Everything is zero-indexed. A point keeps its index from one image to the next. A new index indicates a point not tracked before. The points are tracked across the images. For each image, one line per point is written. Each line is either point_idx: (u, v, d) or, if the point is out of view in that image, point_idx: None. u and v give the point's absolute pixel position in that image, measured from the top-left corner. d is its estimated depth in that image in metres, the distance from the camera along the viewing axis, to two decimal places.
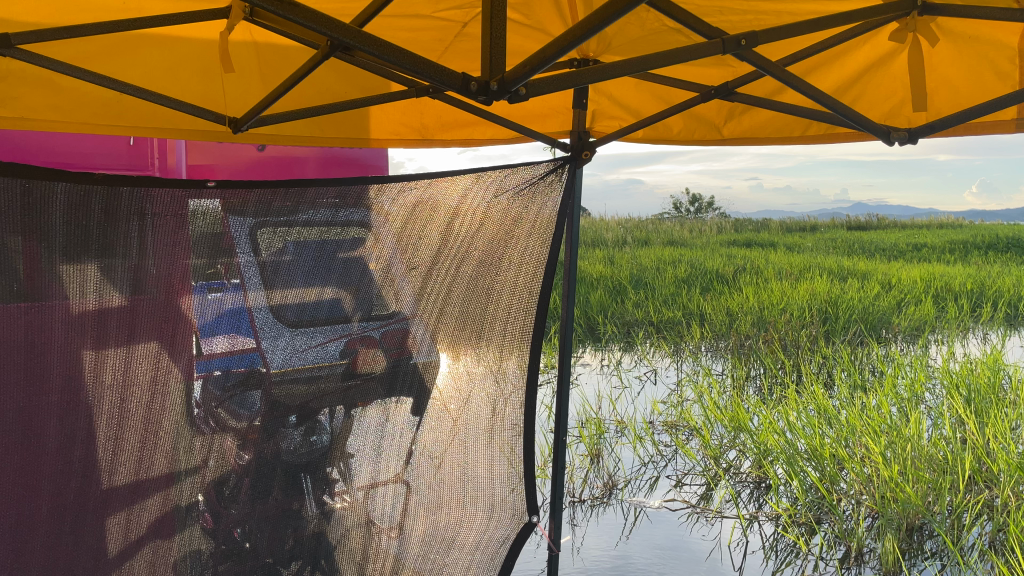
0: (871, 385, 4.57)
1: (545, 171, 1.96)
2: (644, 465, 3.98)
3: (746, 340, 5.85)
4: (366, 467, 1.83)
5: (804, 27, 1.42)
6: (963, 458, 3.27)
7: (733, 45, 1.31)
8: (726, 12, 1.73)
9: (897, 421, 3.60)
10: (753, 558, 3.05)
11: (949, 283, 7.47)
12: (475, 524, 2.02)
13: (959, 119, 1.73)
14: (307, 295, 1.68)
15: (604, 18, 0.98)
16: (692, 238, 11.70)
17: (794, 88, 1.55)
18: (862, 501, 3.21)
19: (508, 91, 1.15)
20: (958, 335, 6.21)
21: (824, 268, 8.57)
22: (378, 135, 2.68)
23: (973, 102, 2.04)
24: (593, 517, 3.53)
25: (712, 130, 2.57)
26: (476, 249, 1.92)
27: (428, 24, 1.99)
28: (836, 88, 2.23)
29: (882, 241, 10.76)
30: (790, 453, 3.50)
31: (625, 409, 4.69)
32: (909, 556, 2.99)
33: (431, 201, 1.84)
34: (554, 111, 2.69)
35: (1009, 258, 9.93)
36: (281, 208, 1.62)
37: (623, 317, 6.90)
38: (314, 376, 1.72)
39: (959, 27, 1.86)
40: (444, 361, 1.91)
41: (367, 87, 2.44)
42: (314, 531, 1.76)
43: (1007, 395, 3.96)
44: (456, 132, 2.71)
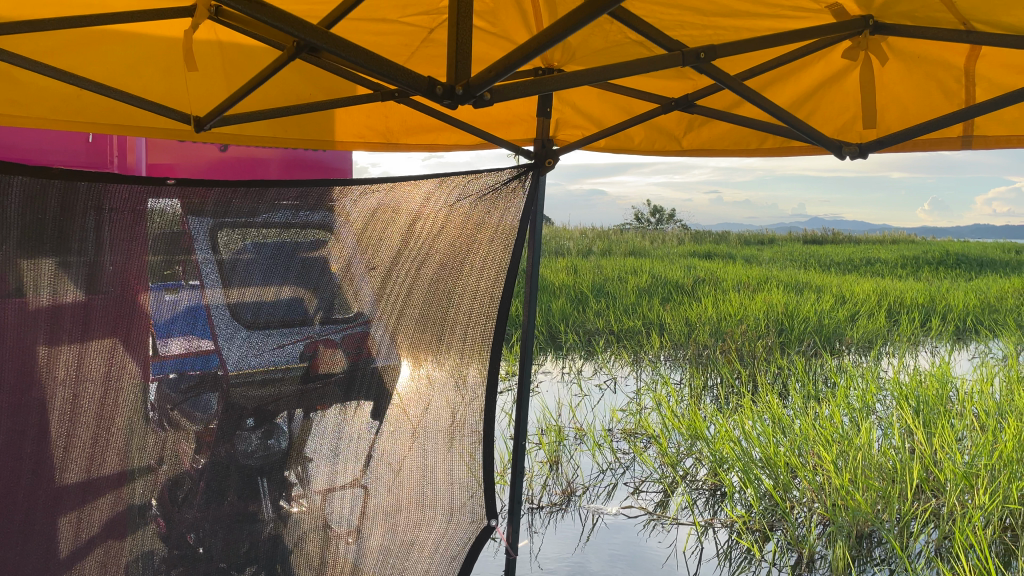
0: (824, 395, 4.66)
1: (508, 176, 1.97)
2: (603, 472, 4.01)
3: (704, 350, 5.93)
4: (324, 469, 1.82)
5: (762, 40, 1.46)
6: (911, 467, 3.35)
7: (692, 58, 1.34)
8: (686, 26, 1.75)
9: (848, 431, 3.68)
10: (708, 565, 3.08)
11: (900, 298, 7.66)
12: (434, 528, 2.03)
13: (907, 135, 1.80)
14: (265, 294, 1.67)
15: (567, 27, 1.00)
16: (653, 249, 11.84)
17: (751, 101, 1.59)
18: (814, 508, 3.28)
19: (474, 96, 1.17)
20: (910, 347, 6.37)
21: (780, 281, 8.73)
22: (343, 138, 2.68)
23: (921, 120, 2.10)
24: (551, 523, 3.54)
25: (672, 140, 2.62)
26: (436, 252, 1.94)
27: (394, 29, 2.00)
28: (792, 103, 2.28)
29: (836, 256, 11.00)
30: (745, 461, 3.56)
31: (584, 417, 4.73)
32: (859, 562, 3.04)
33: (392, 205, 1.85)
34: (518, 118, 2.70)
35: (957, 274, 10.21)
36: (240, 208, 1.61)
37: (584, 326, 6.99)
38: (273, 379, 1.71)
39: (907, 46, 1.94)
40: (405, 365, 1.92)
41: (332, 90, 2.44)
42: (270, 534, 1.76)
43: (955, 406, 4.08)
44: (421, 137, 2.71)
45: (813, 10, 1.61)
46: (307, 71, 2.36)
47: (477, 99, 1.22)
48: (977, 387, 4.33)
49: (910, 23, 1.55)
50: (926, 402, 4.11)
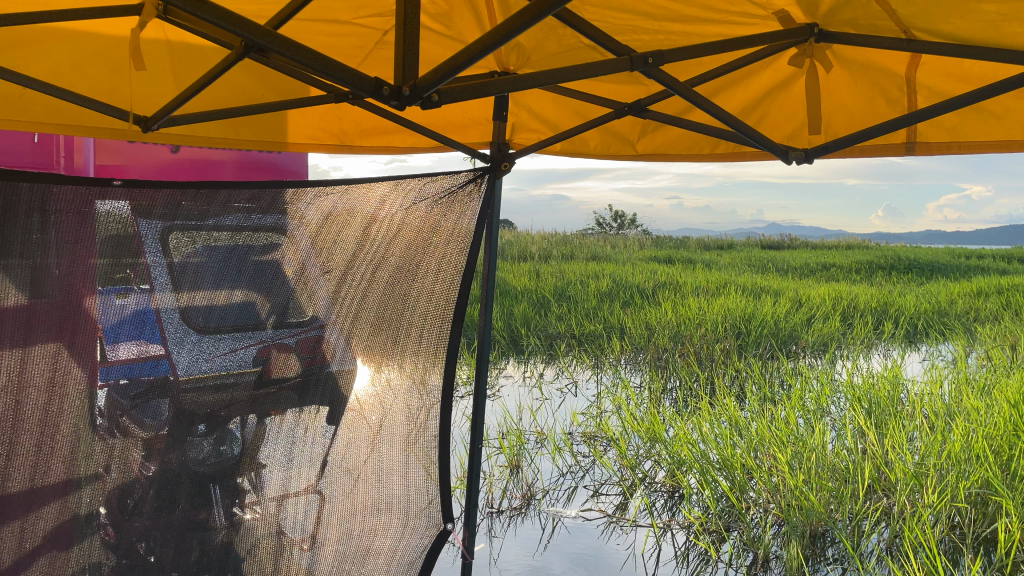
0: (780, 396, 4.74)
1: (464, 180, 1.98)
2: (563, 475, 4.02)
3: (663, 353, 5.98)
4: (277, 475, 1.79)
5: (710, 46, 1.48)
6: (863, 467, 3.42)
7: (640, 63, 1.35)
8: (638, 31, 1.76)
9: (803, 433, 3.74)
10: (666, 567, 3.10)
11: (854, 303, 7.81)
12: (390, 532, 2.01)
13: (849, 141, 1.87)
14: (216, 297, 1.64)
15: (513, 27, 1.01)
16: (615, 255, 11.94)
17: (701, 108, 1.61)
18: (770, 508, 3.31)
19: (421, 97, 1.16)
20: (863, 349, 6.48)
21: (739, 286, 8.86)
22: (295, 139, 2.67)
23: (866, 126, 2.15)
24: (511, 527, 3.52)
25: (627, 145, 2.64)
26: (392, 255, 1.93)
27: (348, 30, 1.99)
28: (741, 109, 2.31)
29: (794, 262, 11.19)
30: (703, 463, 3.61)
31: (544, 421, 4.74)
32: (812, 561, 3.06)
33: (347, 208, 1.84)
34: (475, 121, 2.69)
35: (909, 279, 10.45)
36: (190, 210, 1.59)
37: (545, 330, 7.01)
38: (225, 384, 1.69)
39: (852, 54, 1.99)
40: (362, 369, 1.91)
41: (285, 91, 2.41)
42: (222, 542, 1.72)
43: (906, 408, 4.17)
44: (376, 139, 2.69)
45: (761, 16, 1.63)
46: (258, 71, 2.34)
47: (424, 101, 1.22)
48: (927, 389, 4.44)
49: (854, 32, 1.58)
50: (878, 403, 4.19)
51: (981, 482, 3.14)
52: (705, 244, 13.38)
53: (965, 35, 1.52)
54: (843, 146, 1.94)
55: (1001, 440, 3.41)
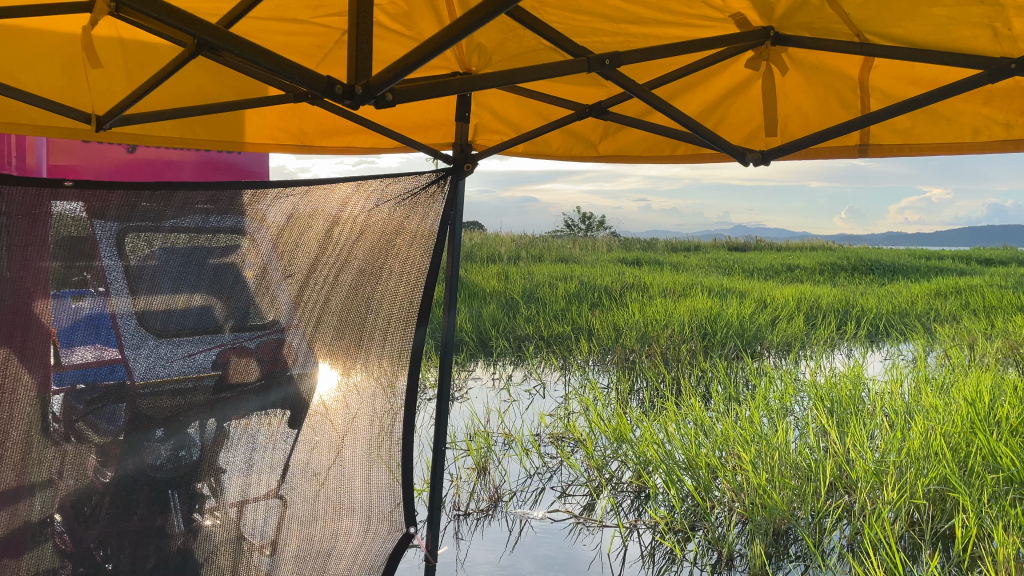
0: (745, 396, 4.79)
1: (427, 181, 1.98)
2: (530, 477, 4.02)
3: (630, 354, 6.01)
4: (236, 480, 1.77)
5: (667, 48, 1.49)
6: (825, 465, 3.46)
7: (597, 64, 1.37)
8: (597, 32, 1.76)
9: (767, 432, 3.78)
10: (632, 567, 3.10)
11: (817, 305, 7.93)
12: (352, 536, 2.00)
13: (805, 143, 1.91)
14: (175, 302, 1.61)
15: (468, 24, 1.02)
16: (584, 256, 11.99)
17: (660, 110, 1.63)
18: (734, 507, 3.32)
19: (373, 96, 1.16)
20: (827, 348, 6.57)
21: (705, 287, 8.95)
22: (254, 139, 2.64)
23: (821, 128, 2.19)
24: (478, 529, 3.50)
25: (589, 147, 2.65)
26: (356, 258, 1.92)
27: (307, 29, 1.97)
28: (699, 112, 2.34)
29: (759, 264, 11.33)
30: (669, 464, 3.64)
31: (512, 422, 4.74)
32: (776, 559, 3.06)
33: (309, 210, 1.82)
34: (437, 123, 2.69)
35: (871, 280, 10.63)
36: (147, 210, 1.56)
37: (514, 332, 7.01)
38: (184, 388, 1.66)
39: (807, 57, 2.02)
40: (325, 371, 1.89)
41: (243, 90, 2.37)
42: (179, 548, 1.68)
43: (867, 407, 4.23)
44: (336, 140, 2.67)
45: (718, 19, 1.64)
46: (214, 69, 2.29)
47: (378, 100, 1.22)
48: (887, 388, 4.52)
49: (809, 36, 1.61)
50: (840, 402, 4.25)
51: (939, 479, 3.19)
52: (672, 246, 13.51)
53: (914, 38, 1.55)
54: (798, 148, 1.97)
55: (958, 437, 3.48)
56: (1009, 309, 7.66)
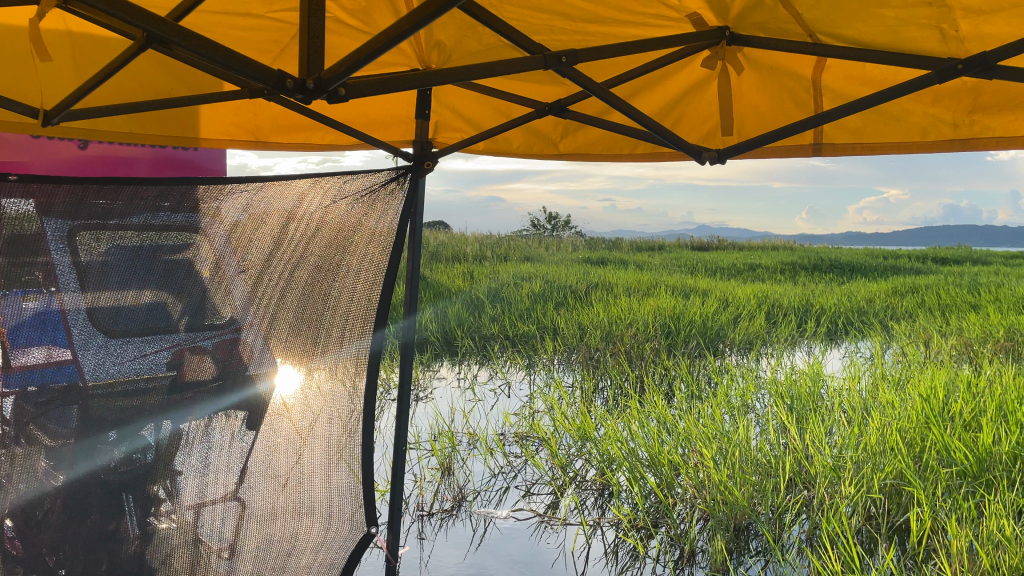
0: (707, 393, 4.83)
1: (386, 178, 1.96)
2: (494, 476, 4.01)
3: (595, 353, 6.03)
4: (193, 481, 1.75)
5: (623, 47, 1.50)
6: (785, 461, 3.50)
7: (554, 61, 1.39)
8: (555, 31, 1.77)
9: (728, 429, 3.82)
10: (595, 565, 3.11)
11: (778, 304, 8.03)
12: (313, 536, 1.97)
13: (758, 142, 1.95)
14: (124, 298, 1.58)
15: (408, 25, 1.04)
16: (550, 256, 12.02)
17: (618, 109, 1.64)
18: (696, 504, 3.34)
19: (324, 91, 1.16)
20: (788, 346, 6.66)
21: (669, 286, 9.02)
22: (208, 136, 2.60)
23: (777, 127, 2.22)
24: (441, 529, 3.48)
25: (550, 144, 2.65)
26: (312, 254, 1.91)
27: (262, 24, 1.94)
28: (658, 111, 2.36)
29: (721, 265, 11.45)
30: (632, 461, 3.66)
31: (477, 422, 4.74)
32: (736, 554, 3.09)
33: (265, 206, 1.81)
34: (397, 120, 2.67)
35: (830, 278, 10.81)
36: (94, 207, 1.54)
37: (480, 331, 7.00)
38: (136, 390, 1.63)
39: (762, 57, 2.04)
40: (281, 369, 1.86)
41: (196, 85, 2.32)
42: (134, 553, 1.65)
43: (826, 403, 4.29)
44: (293, 136, 2.64)
45: (674, 18, 1.66)
46: (165, 63, 2.25)
47: (331, 94, 1.22)
48: (845, 384, 4.59)
49: (764, 37, 1.63)
50: (799, 399, 4.32)
51: (894, 473, 3.25)
52: (638, 246, 13.61)
53: (865, 39, 1.58)
54: (751, 149, 2.03)
55: (913, 432, 3.54)
56: (964, 306, 7.82)
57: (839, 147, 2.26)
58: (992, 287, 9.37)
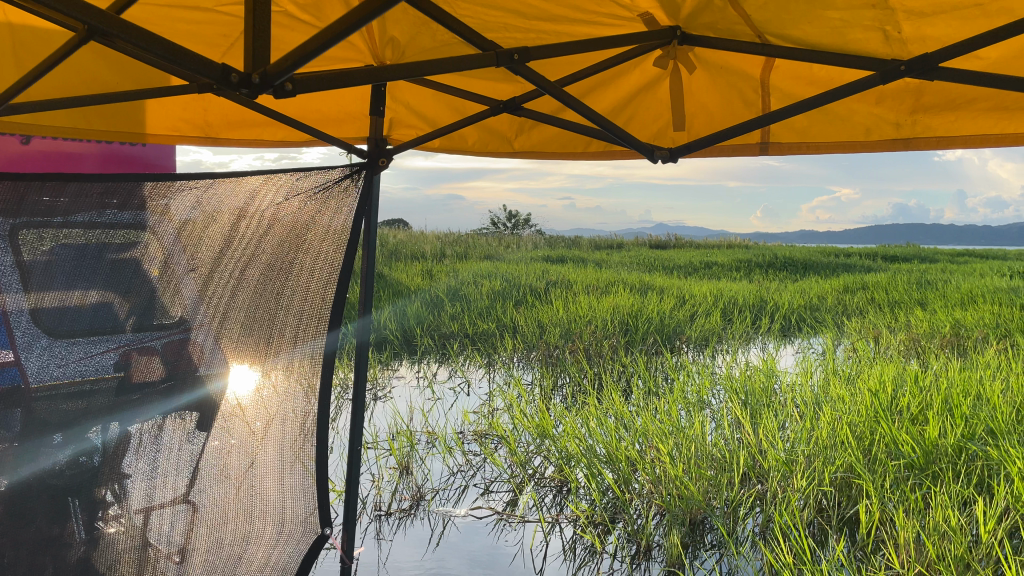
0: (663, 390, 4.88)
1: (340, 175, 1.94)
2: (453, 475, 4.00)
3: (554, 350, 6.06)
4: (140, 485, 1.70)
5: (575, 45, 1.51)
6: (739, 455, 3.55)
7: (506, 59, 1.39)
8: (509, 28, 1.77)
9: (684, 425, 3.86)
10: (554, 562, 3.11)
11: (734, 301, 8.15)
12: (265, 539, 1.95)
13: (708, 141, 1.97)
14: (69, 298, 1.54)
15: (351, 23, 1.06)
16: (509, 255, 12.04)
17: (572, 108, 1.64)
18: (652, 499, 3.37)
19: (271, 85, 1.15)
20: (743, 342, 6.76)
21: (627, 284, 9.10)
22: (155, 130, 2.56)
23: (726, 127, 2.26)
24: (399, 529, 3.46)
25: (504, 142, 2.65)
26: (264, 252, 1.89)
27: (211, 18, 1.91)
28: (611, 110, 2.37)
29: (678, 263, 11.59)
30: (590, 458, 3.68)
31: (436, 421, 4.72)
32: (692, 548, 3.12)
33: (214, 203, 1.77)
34: (350, 117, 2.65)
35: (784, 275, 11.00)
36: (37, 204, 1.49)
37: (439, 330, 6.99)
38: (82, 391, 1.58)
39: (712, 57, 2.07)
40: (236, 369, 1.84)
41: (141, 79, 2.26)
42: (79, 558, 1.60)
43: (779, 399, 4.37)
44: (243, 132, 2.60)
45: (627, 18, 1.67)
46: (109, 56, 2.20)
47: (277, 89, 1.19)
48: (797, 379, 4.68)
49: (713, 38, 1.65)
50: (753, 395, 4.39)
51: (845, 467, 3.32)
52: (597, 245, 13.71)
53: (812, 40, 1.61)
54: (703, 147, 2.04)
55: (863, 425, 3.62)
56: (912, 303, 8.02)
57: (785, 146, 2.30)
58: (939, 284, 9.62)
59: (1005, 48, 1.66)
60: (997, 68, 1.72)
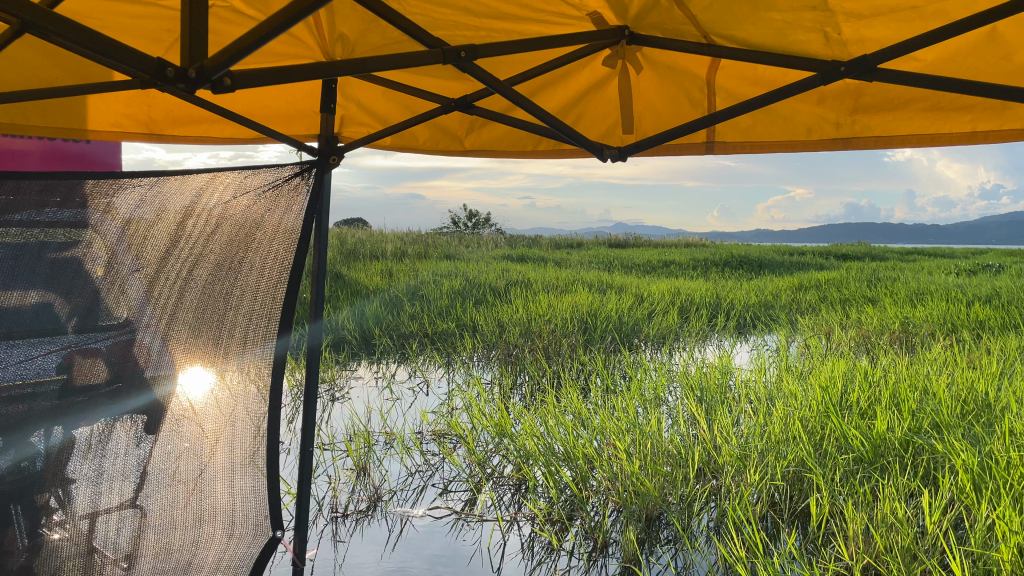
0: (621, 388, 4.92)
1: (290, 173, 1.91)
2: (411, 475, 3.98)
3: (513, 349, 6.06)
4: (85, 491, 1.67)
5: (523, 44, 1.51)
6: (694, 451, 3.59)
7: (453, 56, 1.39)
8: (459, 26, 1.77)
9: (641, 422, 3.90)
10: (511, 560, 3.11)
11: (691, 300, 8.25)
12: (214, 543, 1.92)
13: (655, 141, 2.00)
14: (6, 299, 1.49)
15: (264, 34, 1.09)
16: (469, 254, 12.02)
17: (522, 107, 1.64)
18: (610, 496, 3.39)
19: (207, 80, 1.16)
20: (700, 339, 6.84)
21: (586, 282, 9.15)
22: (96, 127, 2.50)
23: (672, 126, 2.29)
24: (357, 530, 3.42)
25: (455, 140, 2.65)
26: (211, 252, 1.86)
27: (154, 12, 1.87)
28: (561, 108, 2.38)
29: (637, 263, 11.69)
30: (548, 456, 3.69)
31: (394, 421, 4.70)
32: (648, 544, 3.15)
33: (160, 201, 1.74)
34: (300, 113, 2.62)
35: (740, 274, 11.17)
36: None
37: (398, 330, 6.95)
38: (23, 395, 1.54)
39: (660, 57, 2.09)
40: (195, 372, 1.85)
41: (81, 74, 2.20)
42: (22, 565, 1.57)
43: (734, 395, 4.43)
44: (188, 128, 2.55)
45: (575, 17, 1.68)
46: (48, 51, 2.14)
47: (216, 84, 1.20)
48: (752, 376, 4.76)
49: (659, 38, 1.67)
50: (709, 391, 4.45)
51: (796, 461, 3.38)
52: (557, 244, 13.77)
53: (755, 40, 1.64)
54: (651, 146, 2.07)
55: (814, 421, 3.69)
56: (863, 300, 8.20)
57: (729, 145, 2.34)
58: (890, 281, 9.85)
59: (940, 49, 1.71)
60: (933, 69, 1.77)
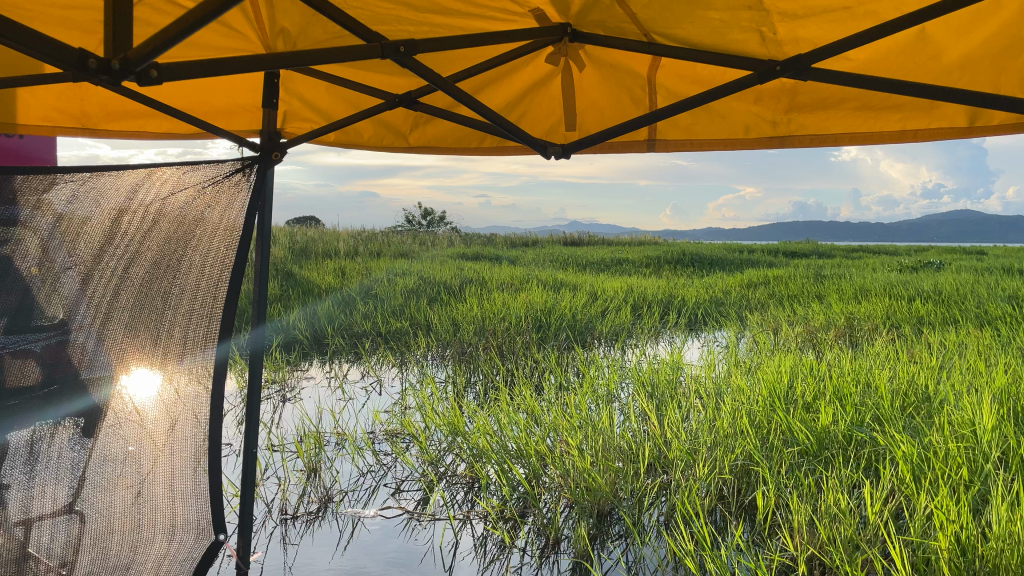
0: (573, 385, 4.94)
1: (230, 170, 1.87)
2: (363, 475, 3.94)
3: (467, 347, 6.05)
4: (17, 494, 1.64)
5: (465, 39, 1.51)
6: (645, 447, 3.63)
7: (392, 51, 1.38)
8: (402, 21, 1.76)
9: (593, 418, 3.92)
10: (463, 558, 3.10)
11: (644, 297, 8.33)
12: (155, 547, 1.86)
13: (594, 139, 2.04)
14: None
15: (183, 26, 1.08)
16: (423, 252, 11.95)
17: (465, 104, 1.64)
18: (562, 492, 3.40)
19: (133, 71, 1.14)
20: (652, 335, 6.91)
21: (540, 280, 9.18)
22: (26, 120, 2.42)
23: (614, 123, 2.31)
24: (307, 532, 3.37)
25: (400, 137, 2.63)
26: (148, 250, 1.81)
27: (87, 4, 1.82)
28: (506, 105, 2.39)
29: (591, 261, 11.76)
30: (500, 454, 3.69)
31: (346, 421, 4.66)
32: (599, 540, 3.16)
33: (94, 195, 1.73)
34: (242, 108, 2.58)
35: (693, 271, 11.31)
36: None
37: (351, 329, 6.88)
38: None
39: (603, 55, 2.11)
40: (138, 376, 1.81)
41: (11, 66, 2.13)
42: None
43: (684, 391, 4.48)
44: (122, 123, 2.50)
45: (518, 13, 1.68)
46: None
47: (141, 76, 1.17)
48: (702, 371, 4.82)
49: (601, 36, 1.68)
50: (660, 387, 4.50)
51: (744, 455, 3.43)
52: (512, 243, 13.80)
53: (695, 39, 1.66)
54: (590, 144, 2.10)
55: (761, 415, 3.75)
56: (811, 296, 8.38)
57: (670, 143, 2.38)
58: (837, 278, 10.07)
59: (871, 49, 1.75)
60: (865, 68, 1.82)
